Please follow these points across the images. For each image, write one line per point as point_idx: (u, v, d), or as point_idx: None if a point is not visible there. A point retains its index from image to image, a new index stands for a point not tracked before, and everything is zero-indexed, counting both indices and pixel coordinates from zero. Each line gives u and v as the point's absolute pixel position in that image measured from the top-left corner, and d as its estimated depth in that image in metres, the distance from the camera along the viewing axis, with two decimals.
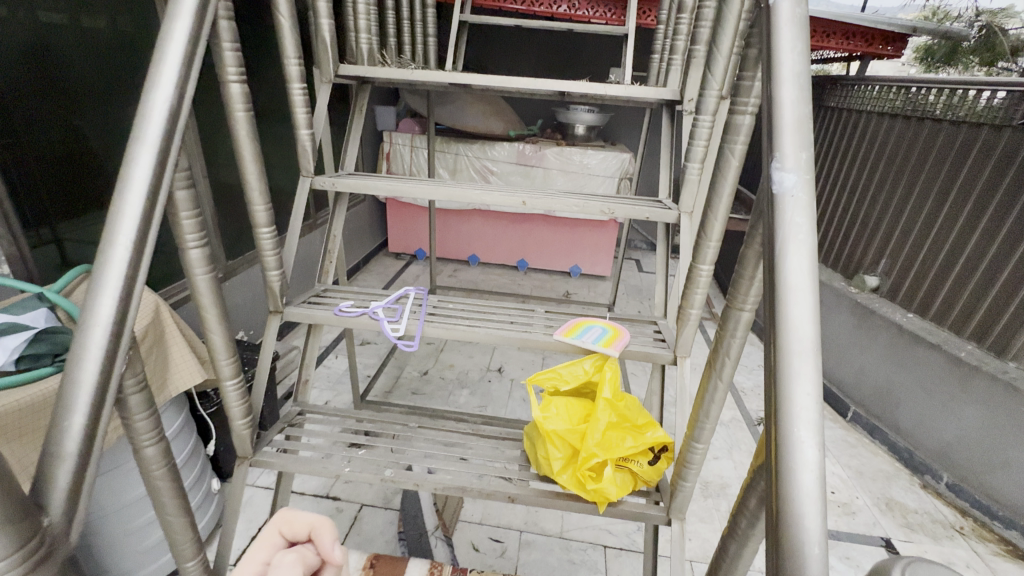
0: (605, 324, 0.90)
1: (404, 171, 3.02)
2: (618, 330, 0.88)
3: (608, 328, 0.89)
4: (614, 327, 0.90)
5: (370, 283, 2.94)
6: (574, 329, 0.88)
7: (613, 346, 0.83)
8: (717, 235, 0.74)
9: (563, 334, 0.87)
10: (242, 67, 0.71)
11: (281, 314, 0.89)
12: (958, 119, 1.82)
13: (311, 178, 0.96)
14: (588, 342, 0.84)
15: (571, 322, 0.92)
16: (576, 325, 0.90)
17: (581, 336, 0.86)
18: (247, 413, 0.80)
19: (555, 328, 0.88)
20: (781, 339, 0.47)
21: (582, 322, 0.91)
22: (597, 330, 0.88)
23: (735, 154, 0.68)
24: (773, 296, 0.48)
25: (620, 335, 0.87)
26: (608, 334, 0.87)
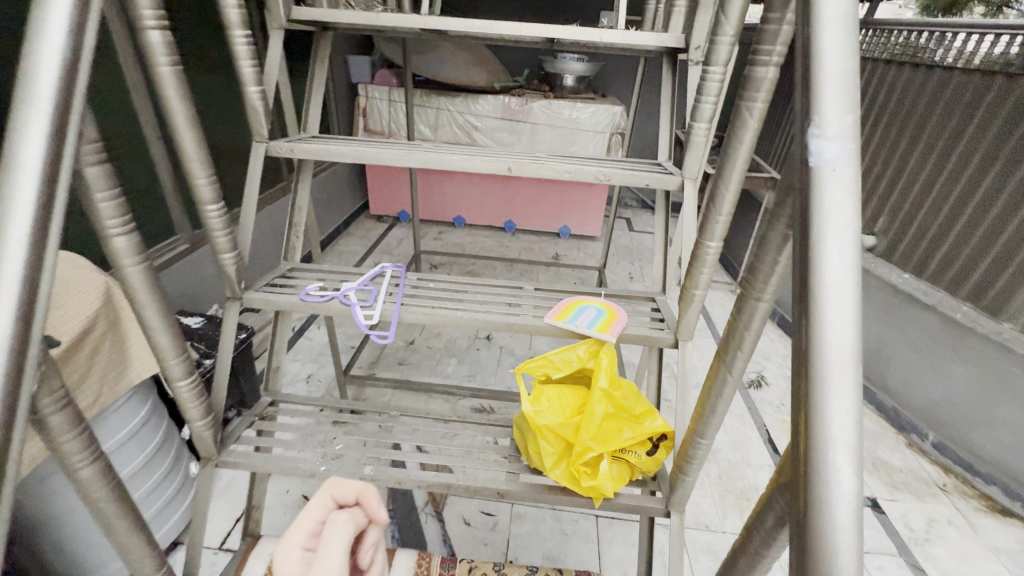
0: (599, 304, 0.83)
1: (382, 127, 2.84)
2: (614, 311, 0.81)
3: (603, 309, 0.82)
4: (610, 307, 0.83)
5: (352, 248, 2.82)
6: (567, 311, 0.81)
7: (609, 330, 0.76)
8: (728, 209, 0.65)
9: (554, 317, 0.80)
10: (161, 8, 0.58)
11: (240, 301, 0.80)
12: (971, 66, 1.71)
13: (266, 143, 0.84)
14: (583, 326, 0.77)
15: (562, 303, 0.85)
16: (568, 306, 0.83)
17: (575, 320, 0.79)
18: (208, 413, 0.73)
19: (547, 310, 0.81)
20: (815, 344, 0.39)
21: (574, 302, 0.84)
22: (592, 312, 0.81)
23: (754, 114, 0.58)
24: (805, 291, 0.41)
25: (616, 316, 0.80)
26: (603, 315, 0.81)
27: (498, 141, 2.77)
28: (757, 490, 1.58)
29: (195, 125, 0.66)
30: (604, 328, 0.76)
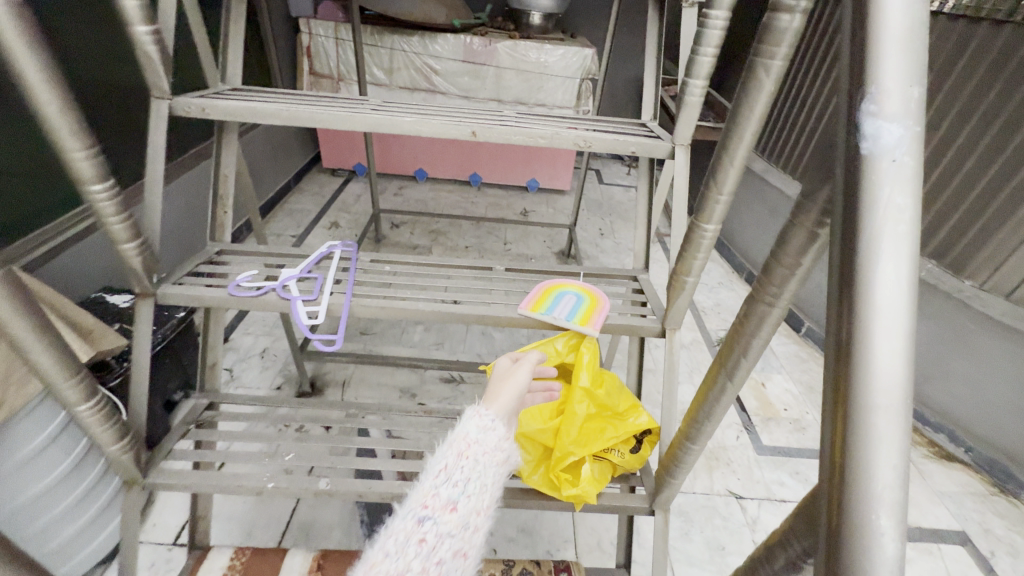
0: (579, 290, 0.76)
1: (329, 70, 2.55)
2: (596, 298, 0.74)
3: (583, 296, 0.74)
4: (591, 293, 0.75)
5: (304, 206, 2.60)
6: (544, 297, 0.73)
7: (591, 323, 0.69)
8: (731, 187, 0.56)
9: (530, 306, 0.71)
10: None
11: (154, 297, 0.66)
12: (957, 10, 1.61)
13: (169, 99, 0.67)
14: (563, 317, 0.69)
15: (539, 286, 0.76)
16: (546, 291, 0.75)
17: (552, 309, 0.70)
18: (122, 435, 0.61)
19: (523, 296, 0.72)
20: (852, 382, 0.32)
21: (553, 286, 0.76)
22: (572, 299, 0.73)
23: (771, 73, 0.47)
24: (845, 315, 0.33)
25: (598, 304, 0.73)
26: (584, 304, 0.73)
27: (460, 87, 2.54)
28: (725, 449, 1.61)
29: (60, 81, 0.50)
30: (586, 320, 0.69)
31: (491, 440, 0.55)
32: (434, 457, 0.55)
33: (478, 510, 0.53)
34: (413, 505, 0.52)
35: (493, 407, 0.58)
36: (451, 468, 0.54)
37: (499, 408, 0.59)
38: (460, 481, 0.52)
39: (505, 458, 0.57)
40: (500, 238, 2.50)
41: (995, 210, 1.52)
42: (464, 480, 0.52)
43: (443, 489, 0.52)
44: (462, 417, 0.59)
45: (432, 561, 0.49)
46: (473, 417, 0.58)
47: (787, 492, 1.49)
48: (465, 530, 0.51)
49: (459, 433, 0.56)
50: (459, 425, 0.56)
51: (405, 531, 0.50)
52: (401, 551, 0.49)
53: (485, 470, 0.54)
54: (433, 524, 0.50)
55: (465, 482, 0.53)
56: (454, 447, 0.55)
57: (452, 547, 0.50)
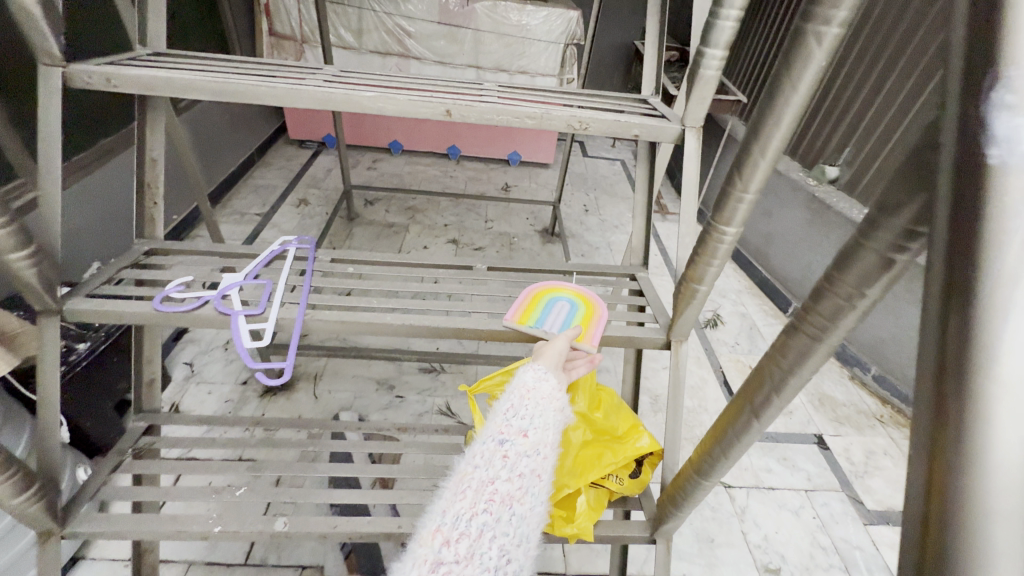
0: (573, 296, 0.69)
1: (291, 31, 2.33)
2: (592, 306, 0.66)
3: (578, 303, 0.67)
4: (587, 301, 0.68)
5: (270, 181, 2.43)
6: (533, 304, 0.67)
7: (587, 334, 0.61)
8: (758, 183, 0.46)
9: (517, 315, 0.64)
10: None
11: (61, 315, 0.55)
12: None
13: (64, 68, 0.53)
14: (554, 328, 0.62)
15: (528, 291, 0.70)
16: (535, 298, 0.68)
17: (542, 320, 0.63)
18: (25, 486, 0.50)
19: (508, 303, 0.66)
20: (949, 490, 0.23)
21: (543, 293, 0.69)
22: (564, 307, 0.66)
23: (824, 43, 0.37)
24: (950, 394, 0.23)
25: (594, 312, 0.65)
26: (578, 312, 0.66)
27: (435, 51, 2.35)
28: None
29: None
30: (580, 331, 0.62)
31: (547, 385, 0.54)
32: (499, 398, 0.55)
33: (549, 438, 0.52)
34: (489, 432, 0.52)
35: (545, 360, 0.57)
36: (517, 406, 0.53)
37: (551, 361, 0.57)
38: (528, 413, 0.52)
39: (564, 404, 0.56)
40: (480, 215, 2.38)
41: None
42: (531, 413, 0.52)
43: (514, 419, 0.52)
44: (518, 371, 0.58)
45: (516, 473, 0.48)
46: (528, 368, 0.56)
47: (775, 480, 1.47)
48: (540, 454, 0.51)
49: (517, 381, 0.55)
50: (516, 374, 0.55)
51: (484, 450, 0.50)
52: (487, 464, 0.49)
53: (548, 408, 0.53)
54: (511, 446, 0.50)
55: (532, 415, 0.52)
56: (516, 391, 0.55)
57: (531, 466, 0.50)
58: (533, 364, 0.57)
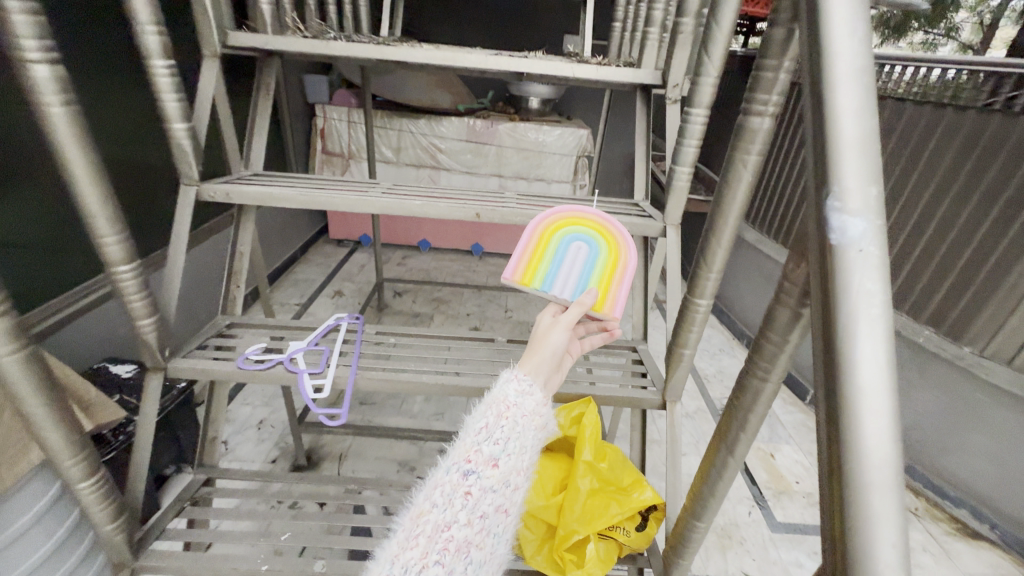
0: (593, 231, 0.66)
1: (341, 149, 2.72)
2: (621, 248, 0.66)
3: (600, 243, 0.66)
4: (612, 239, 0.66)
5: (309, 275, 2.67)
6: (540, 254, 0.66)
7: (610, 312, 0.64)
8: (720, 264, 0.59)
9: (534, 255, 0.66)
10: (54, 43, 0.47)
11: (164, 371, 0.68)
12: (920, 98, 1.75)
13: (197, 185, 0.72)
14: (567, 297, 0.65)
15: (533, 228, 0.67)
16: (544, 239, 0.66)
17: (553, 278, 0.65)
18: (118, 514, 0.60)
19: (508, 262, 0.65)
20: (853, 457, 0.33)
21: (556, 224, 0.67)
22: (583, 252, 0.66)
23: (748, 166, 0.52)
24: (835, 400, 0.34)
25: (621, 260, 0.65)
26: (601, 260, 0.66)
27: (463, 164, 2.70)
28: (738, 526, 1.53)
29: (101, 175, 0.54)
30: (602, 307, 0.64)
31: (530, 402, 0.54)
32: (471, 415, 0.55)
33: (519, 466, 0.53)
34: (455, 460, 0.52)
35: (532, 368, 0.56)
36: (491, 427, 0.53)
37: (537, 368, 0.57)
38: (501, 439, 0.53)
39: (545, 419, 0.56)
40: (500, 305, 2.54)
41: (986, 277, 1.53)
42: (505, 439, 0.52)
43: (485, 445, 0.52)
44: (497, 380, 0.57)
45: (476, 514, 0.50)
46: (511, 379, 0.56)
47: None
48: (505, 488, 0.52)
49: (496, 397, 0.55)
50: (497, 388, 0.54)
51: (446, 486, 0.51)
52: (446, 504, 0.50)
53: (525, 431, 0.53)
54: (476, 480, 0.51)
55: (505, 441, 0.53)
56: (492, 407, 0.55)
57: (494, 502, 0.51)
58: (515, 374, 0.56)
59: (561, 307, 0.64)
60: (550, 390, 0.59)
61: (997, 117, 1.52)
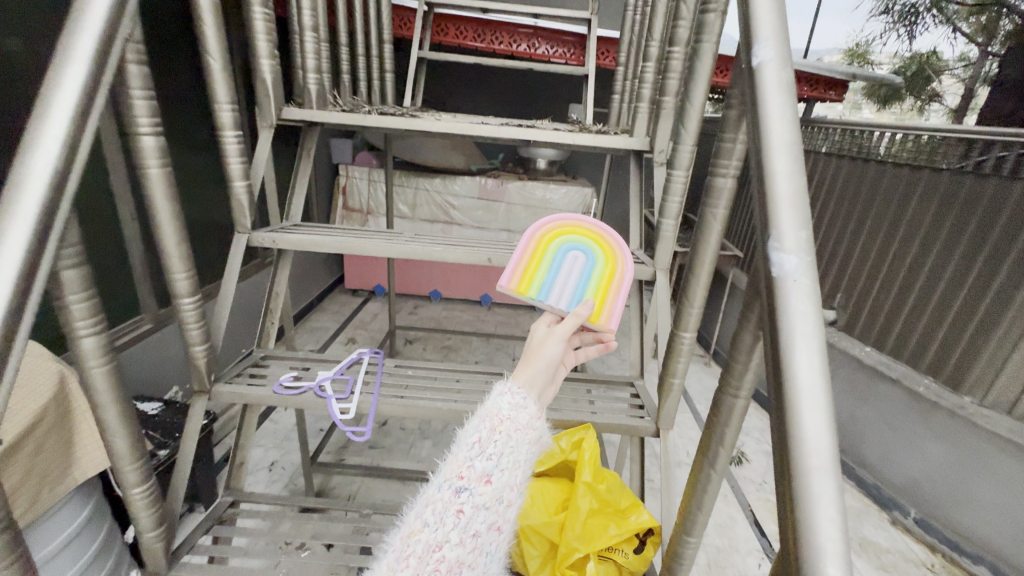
0: (591, 241, 0.69)
1: (361, 205, 2.92)
2: (617, 258, 0.68)
3: (597, 253, 0.68)
4: (609, 251, 0.69)
5: (325, 323, 2.77)
6: (536, 262, 0.68)
7: (605, 323, 0.65)
8: (700, 301, 0.68)
9: (535, 257, 0.68)
10: (159, 118, 0.60)
11: (208, 394, 0.76)
12: (899, 161, 1.89)
13: (248, 234, 0.84)
14: (563, 303, 0.66)
15: (531, 236, 0.70)
16: (544, 244, 0.68)
17: (551, 281, 0.66)
18: (160, 521, 0.66)
19: (504, 268, 0.67)
20: (797, 448, 0.40)
21: (553, 233, 0.69)
22: (579, 261, 0.68)
23: (717, 217, 0.63)
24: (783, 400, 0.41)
25: (618, 271, 0.67)
26: (598, 271, 0.68)
27: (475, 219, 2.87)
28: None
29: (177, 222, 0.66)
30: (598, 317, 0.65)
31: (525, 415, 0.51)
32: (464, 429, 0.51)
33: (512, 482, 0.50)
34: (446, 476, 0.48)
35: (525, 380, 0.53)
36: (485, 441, 0.49)
37: (532, 379, 0.54)
38: (495, 454, 0.49)
39: (539, 431, 0.53)
40: (508, 354, 2.60)
41: (977, 326, 1.58)
42: (500, 453, 0.49)
43: (478, 461, 0.48)
44: (490, 393, 0.53)
45: (469, 534, 0.46)
46: (505, 393, 0.52)
47: None
48: (497, 506, 0.48)
49: (491, 409, 0.51)
50: (491, 400, 0.50)
51: (437, 505, 0.47)
52: (437, 523, 0.46)
53: (520, 445, 0.50)
54: (469, 498, 0.47)
55: (499, 455, 0.49)
56: (485, 420, 0.51)
57: (487, 520, 0.48)
58: (509, 386, 0.53)
59: (557, 316, 0.64)
60: (543, 401, 0.56)
61: (970, 177, 1.63)
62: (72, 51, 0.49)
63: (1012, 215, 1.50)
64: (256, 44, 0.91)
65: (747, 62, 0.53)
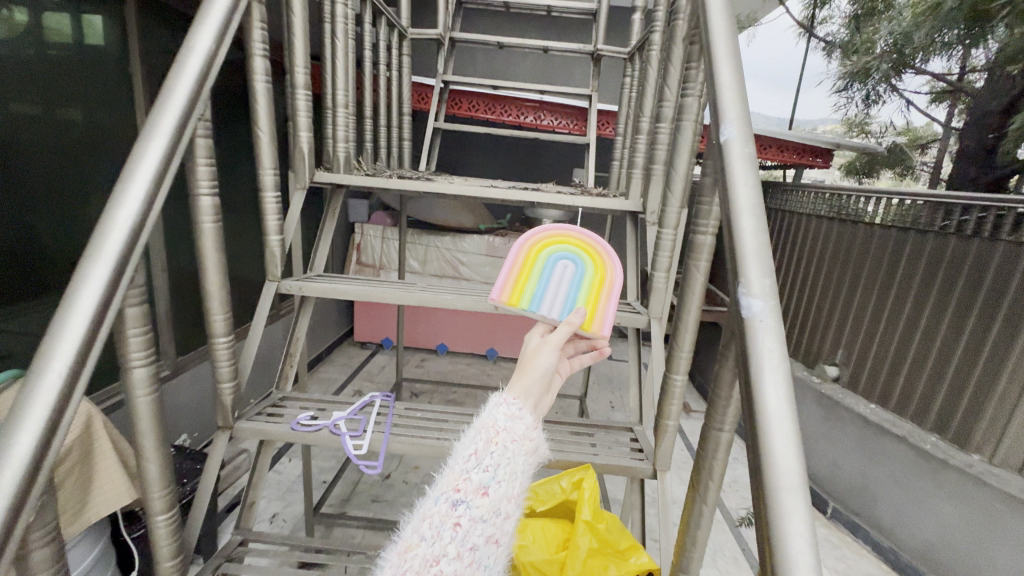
0: (580, 251, 0.76)
1: (374, 261, 3.05)
2: (606, 267, 0.75)
3: (586, 262, 0.75)
4: (597, 258, 0.75)
5: (333, 375, 2.81)
6: (529, 272, 0.74)
7: (598, 330, 0.71)
8: (689, 345, 0.74)
9: (525, 267, 0.74)
10: (216, 181, 0.71)
11: (230, 430, 0.82)
12: (886, 223, 1.98)
13: (277, 282, 0.93)
14: (557, 311, 0.72)
15: (523, 246, 0.76)
16: (533, 253, 0.75)
17: (544, 288, 0.73)
18: (178, 551, 0.69)
19: (498, 279, 0.73)
20: (770, 469, 0.44)
21: (544, 243, 0.76)
22: (570, 270, 0.74)
23: (700, 270, 0.70)
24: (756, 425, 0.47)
25: (606, 276, 0.74)
26: (588, 279, 0.74)
27: (482, 275, 2.97)
28: None
29: (221, 269, 0.75)
30: (590, 323, 0.71)
31: (520, 426, 0.54)
32: (461, 441, 0.54)
33: (509, 495, 0.52)
34: (443, 489, 0.52)
35: (520, 391, 0.56)
36: (481, 453, 0.53)
37: (527, 390, 0.57)
38: (491, 466, 0.52)
39: (536, 443, 0.56)
40: None
41: (977, 384, 1.60)
42: (495, 465, 0.52)
43: (474, 473, 0.52)
44: (487, 405, 0.57)
45: (466, 547, 0.49)
46: (501, 404, 0.56)
47: None
48: (495, 519, 0.51)
49: (488, 421, 0.54)
50: (487, 412, 0.54)
51: (435, 518, 0.50)
52: (435, 536, 0.49)
53: (515, 456, 0.53)
54: (466, 509, 0.50)
55: (495, 467, 0.52)
56: (482, 433, 0.54)
57: (485, 533, 0.50)
58: (505, 398, 0.56)
59: (550, 325, 0.69)
60: (539, 411, 0.59)
61: (954, 238, 1.71)
62: (156, 127, 0.60)
63: (996, 274, 1.56)
64: (297, 118, 1.05)
65: (716, 139, 0.62)
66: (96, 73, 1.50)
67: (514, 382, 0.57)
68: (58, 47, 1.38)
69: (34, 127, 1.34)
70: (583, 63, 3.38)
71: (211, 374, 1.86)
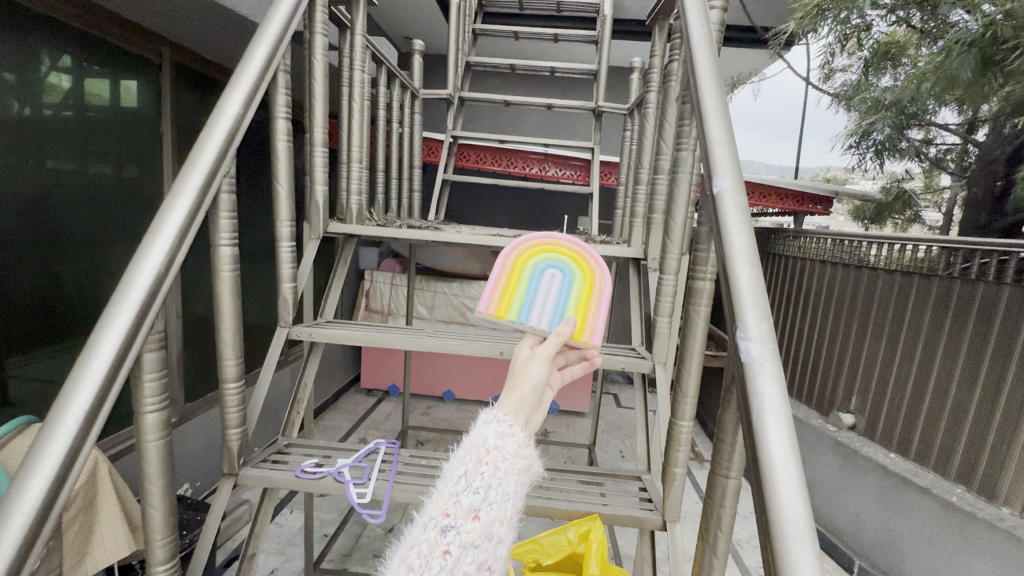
0: (567, 260, 0.77)
1: (382, 307, 3.09)
2: (594, 274, 0.76)
3: (572, 270, 0.77)
4: (585, 265, 0.77)
5: (338, 422, 2.79)
6: (515, 282, 0.76)
7: (588, 340, 0.72)
8: (692, 391, 0.74)
9: (515, 269, 0.77)
10: (235, 232, 0.75)
11: (235, 478, 0.81)
12: (890, 267, 1.99)
13: (288, 328, 0.96)
14: (546, 318, 0.74)
15: (508, 257, 0.77)
16: (522, 259, 0.77)
17: (534, 292, 0.75)
18: None
19: (485, 292, 0.75)
20: (775, 515, 0.44)
21: (530, 254, 0.77)
22: (557, 279, 0.76)
23: (701, 315, 0.72)
24: (758, 470, 0.46)
25: (595, 281, 0.75)
26: (577, 287, 0.76)
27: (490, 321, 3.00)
28: None
29: (236, 316, 0.78)
30: (581, 333, 0.72)
31: (510, 444, 0.54)
32: (450, 462, 0.54)
33: (501, 518, 0.52)
34: (433, 515, 0.51)
35: (511, 408, 0.56)
36: (471, 474, 0.52)
37: (518, 405, 0.57)
38: (481, 487, 0.51)
39: (528, 461, 0.56)
40: None
41: (1000, 428, 1.54)
42: (486, 486, 0.51)
43: (464, 496, 0.51)
44: (476, 423, 0.57)
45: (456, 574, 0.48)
46: (490, 421, 0.56)
47: None
48: (488, 542, 0.50)
49: (478, 439, 0.54)
50: (475, 429, 0.54)
51: (425, 543, 0.49)
52: (423, 565, 0.48)
53: (506, 476, 0.52)
54: (456, 534, 0.49)
55: (485, 489, 0.52)
56: (472, 452, 0.54)
57: (477, 559, 0.49)
58: (495, 414, 0.56)
59: (539, 338, 0.70)
60: (531, 426, 0.59)
61: (959, 282, 1.71)
62: (184, 184, 0.65)
63: (1005, 317, 1.55)
64: (314, 173, 1.11)
65: (709, 189, 0.66)
66: (128, 133, 1.61)
67: (506, 395, 0.57)
68: (97, 110, 1.50)
69: (69, 183, 1.42)
70: (586, 118, 3.55)
71: (217, 422, 1.85)
